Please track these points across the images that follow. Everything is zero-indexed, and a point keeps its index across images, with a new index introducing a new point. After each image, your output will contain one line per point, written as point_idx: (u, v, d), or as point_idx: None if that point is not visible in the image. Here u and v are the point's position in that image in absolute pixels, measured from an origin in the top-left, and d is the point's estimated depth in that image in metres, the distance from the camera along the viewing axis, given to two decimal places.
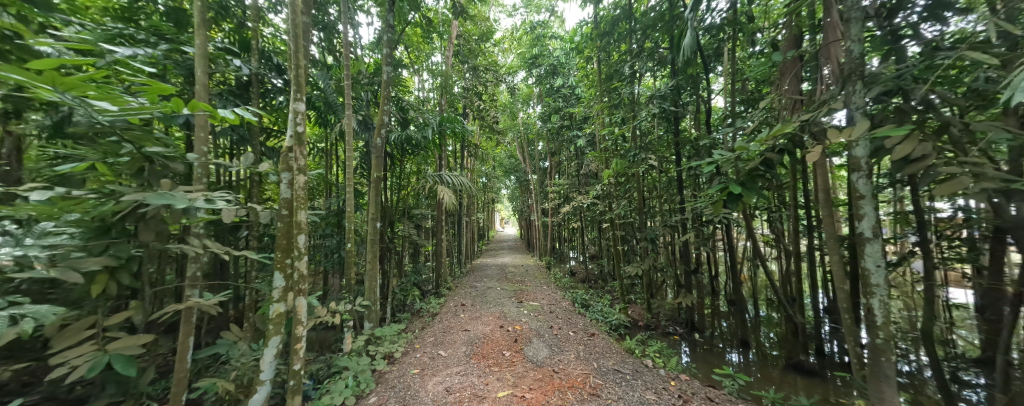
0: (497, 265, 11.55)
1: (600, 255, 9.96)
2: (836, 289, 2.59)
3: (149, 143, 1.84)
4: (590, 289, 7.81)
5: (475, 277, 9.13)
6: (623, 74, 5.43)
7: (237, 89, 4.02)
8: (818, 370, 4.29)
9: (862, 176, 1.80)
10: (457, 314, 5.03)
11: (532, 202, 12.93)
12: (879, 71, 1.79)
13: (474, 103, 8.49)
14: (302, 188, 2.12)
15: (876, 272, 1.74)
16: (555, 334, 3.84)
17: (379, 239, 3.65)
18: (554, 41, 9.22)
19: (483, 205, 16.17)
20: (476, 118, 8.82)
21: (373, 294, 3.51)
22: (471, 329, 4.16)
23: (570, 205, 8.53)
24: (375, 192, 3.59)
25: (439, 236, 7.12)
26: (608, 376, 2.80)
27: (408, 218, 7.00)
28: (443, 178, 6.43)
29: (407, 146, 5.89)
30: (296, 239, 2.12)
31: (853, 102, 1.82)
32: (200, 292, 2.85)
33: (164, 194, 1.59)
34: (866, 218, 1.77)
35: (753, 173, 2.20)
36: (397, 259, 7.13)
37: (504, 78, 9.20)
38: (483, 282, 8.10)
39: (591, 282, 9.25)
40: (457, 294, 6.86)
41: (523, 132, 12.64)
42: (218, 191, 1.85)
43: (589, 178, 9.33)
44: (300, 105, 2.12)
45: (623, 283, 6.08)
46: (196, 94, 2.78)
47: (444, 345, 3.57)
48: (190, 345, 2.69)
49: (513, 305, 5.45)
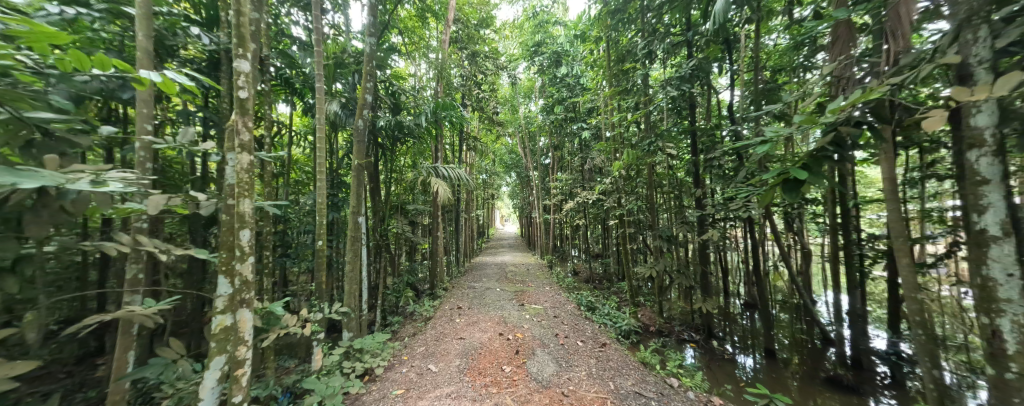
0: (496, 265, 11.12)
1: (605, 254, 9.53)
2: (904, 299, 2.15)
3: (28, 105, 1.36)
4: (595, 291, 7.39)
5: (474, 277, 8.69)
6: (639, 55, 4.93)
7: (206, 67, 3.54)
8: (857, 386, 3.83)
9: (982, 154, 1.38)
10: (452, 318, 4.60)
11: (533, 198, 12.47)
12: (1015, 11, 1.33)
13: (474, 93, 8.01)
14: (246, 170, 1.66)
15: (1007, 285, 1.34)
16: (562, 344, 3.40)
17: (361, 237, 3.19)
18: (559, 28, 8.70)
19: (483, 202, 15.74)
20: (475, 109, 8.34)
21: (353, 299, 3.06)
22: (467, 336, 3.72)
23: (574, 202, 8.05)
24: (356, 182, 3.12)
25: (435, 234, 6.67)
26: (629, 401, 2.37)
27: (401, 213, 6.54)
28: (438, 171, 5.97)
29: (399, 135, 5.42)
30: (239, 236, 1.66)
31: (974, 54, 1.38)
32: (141, 298, 2.38)
33: (20, 171, 1.10)
34: (993, 210, 1.37)
35: (819, 154, 1.73)
36: (390, 257, 6.69)
37: (504, 67, 8.72)
38: (482, 283, 7.66)
39: (595, 283, 8.81)
40: (454, 295, 6.42)
41: (525, 126, 12.15)
42: (116, 169, 1.37)
43: (594, 173, 8.88)
44: (245, 64, 1.66)
45: (632, 284, 5.64)
46: (138, 60, 2.32)
47: (436, 358, 3.13)
48: (128, 361, 2.25)
49: (514, 308, 5.00)
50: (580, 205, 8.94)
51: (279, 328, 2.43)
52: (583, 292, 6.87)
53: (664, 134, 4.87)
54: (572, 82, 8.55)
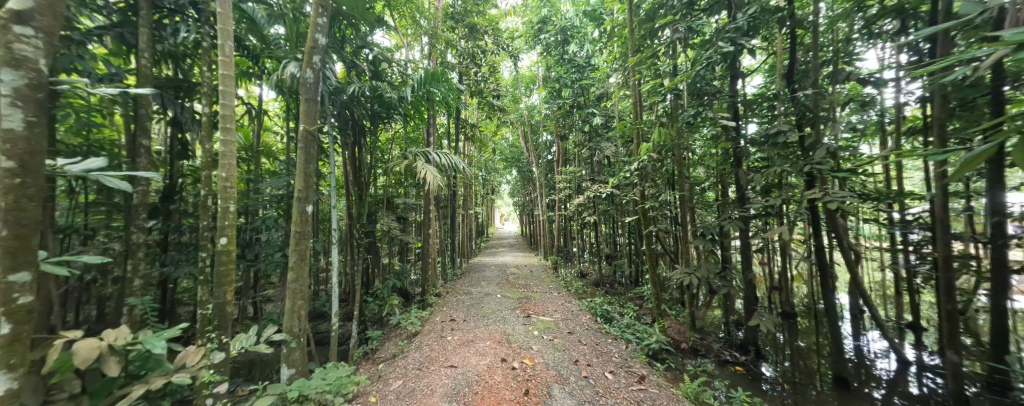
0: (496, 266, 10.28)
1: (615, 254, 8.70)
2: None
3: None
4: (608, 296, 6.56)
5: (471, 279, 7.82)
6: (677, 8, 4.02)
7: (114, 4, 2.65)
8: None
9: None
10: (442, 335, 3.73)
11: (537, 195, 11.63)
12: None
13: (471, 72, 7.14)
14: None
15: None
16: (587, 380, 2.60)
17: (312, 233, 2.30)
18: (566, 3, 7.85)
19: (482, 199, 14.92)
20: (473, 92, 7.49)
21: (299, 321, 2.19)
22: (460, 365, 2.88)
23: (585, 195, 7.16)
24: (307, 158, 2.24)
25: (427, 233, 5.80)
26: None
27: (387, 207, 5.71)
28: (428, 157, 5.10)
29: (381, 113, 4.54)
30: None
31: None
32: None
33: None
34: None
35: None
36: (375, 258, 5.82)
37: (507, 46, 7.84)
38: (479, 288, 6.77)
39: (605, 287, 7.96)
40: (447, 302, 5.58)
41: (528, 114, 11.28)
42: None
43: (604, 165, 8.03)
44: None
45: (657, 291, 4.80)
46: None
47: (414, 402, 2.29)
48: None
49: (518, 321, 4.18)
50: (589, 199, 8.09)
51: (160, 375, 1.56)
52: (596, 299, 6.02)
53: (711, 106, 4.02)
54: (582, 62, 7.68)
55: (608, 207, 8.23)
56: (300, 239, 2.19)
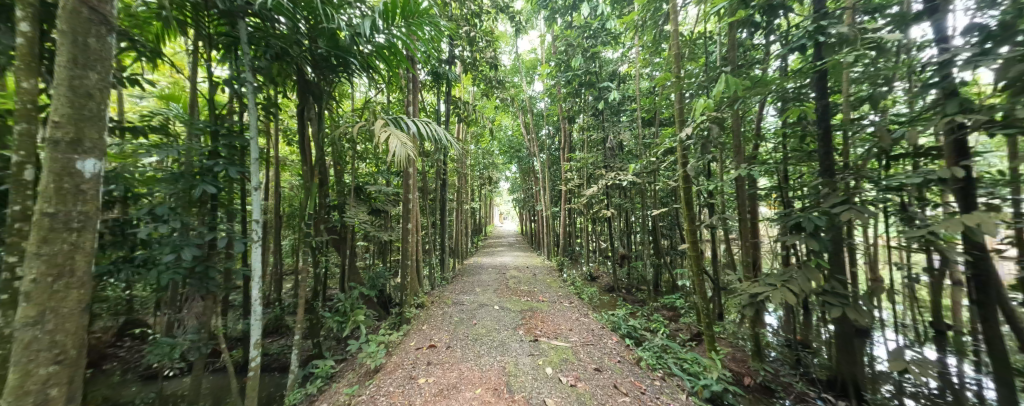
0: (495, 267, 9.19)
1: (631, 254, 7.56)
2: None
3: None
4: (629, 306, 5.44)
5: (465, 285, 6.68)
6: None
7: None
8: None
9: None
10: (411, 376, 2.57)
11: (541, 187, 10.54)
12: None
13: (464, 33, 5.96)
14: None
15: None
16: None
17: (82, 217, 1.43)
18: None
19: (479, 193, 13.86)
20: (467, 57, 6.32)
21: None
22: None
23: (599, 185, 5.97)
24: (82, 59, 1.43)
25: (404, 228, 4.59)
26: None
27: (357, 194, 4.59)
28: (402, 125, 3.92)
29: (334, 61, 3.33)
30: None
31: None
32: None
33: None
34: None
35: None
36: (342, 259, 4.69)
37: (506, 6, 6.68)
38: (473, 296, 5.62)
39: (621, 294, 6.84)
40: (430, 317, 4.42)
41: (530, 97, 10.09)
42: None
43: (619, 148, 6.90)
44: None
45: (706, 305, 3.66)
46: None
47: None
48: None
49: (522, 348, 3.04)
50: (603, 190, 6.99)
51: None
52: (617, 310, 4.91)
53: (820, 32, 2.68)
54: (595, 25, 6.53)
55: (623, 199, 7.09)
56: (51, 233, 1.35)
